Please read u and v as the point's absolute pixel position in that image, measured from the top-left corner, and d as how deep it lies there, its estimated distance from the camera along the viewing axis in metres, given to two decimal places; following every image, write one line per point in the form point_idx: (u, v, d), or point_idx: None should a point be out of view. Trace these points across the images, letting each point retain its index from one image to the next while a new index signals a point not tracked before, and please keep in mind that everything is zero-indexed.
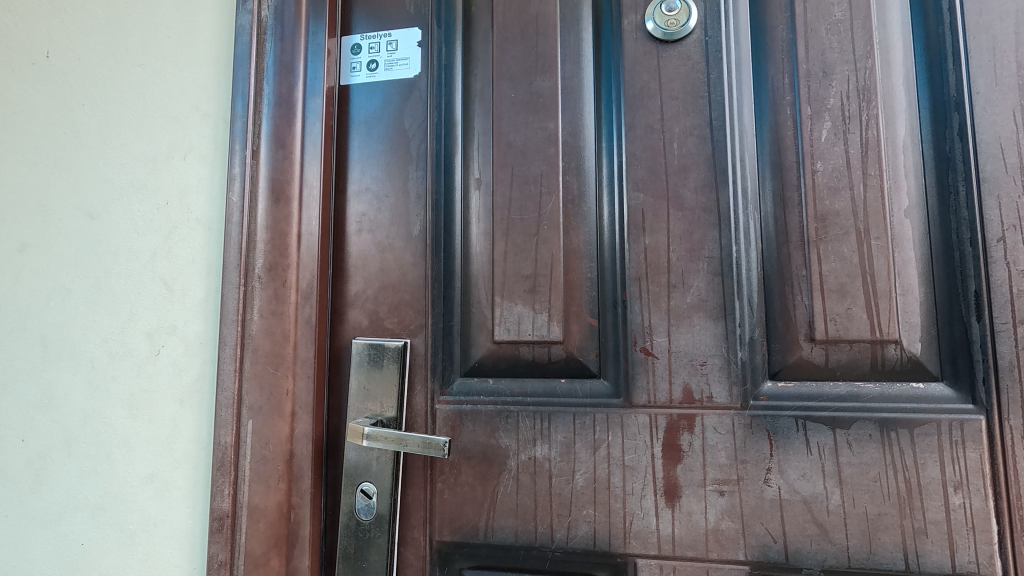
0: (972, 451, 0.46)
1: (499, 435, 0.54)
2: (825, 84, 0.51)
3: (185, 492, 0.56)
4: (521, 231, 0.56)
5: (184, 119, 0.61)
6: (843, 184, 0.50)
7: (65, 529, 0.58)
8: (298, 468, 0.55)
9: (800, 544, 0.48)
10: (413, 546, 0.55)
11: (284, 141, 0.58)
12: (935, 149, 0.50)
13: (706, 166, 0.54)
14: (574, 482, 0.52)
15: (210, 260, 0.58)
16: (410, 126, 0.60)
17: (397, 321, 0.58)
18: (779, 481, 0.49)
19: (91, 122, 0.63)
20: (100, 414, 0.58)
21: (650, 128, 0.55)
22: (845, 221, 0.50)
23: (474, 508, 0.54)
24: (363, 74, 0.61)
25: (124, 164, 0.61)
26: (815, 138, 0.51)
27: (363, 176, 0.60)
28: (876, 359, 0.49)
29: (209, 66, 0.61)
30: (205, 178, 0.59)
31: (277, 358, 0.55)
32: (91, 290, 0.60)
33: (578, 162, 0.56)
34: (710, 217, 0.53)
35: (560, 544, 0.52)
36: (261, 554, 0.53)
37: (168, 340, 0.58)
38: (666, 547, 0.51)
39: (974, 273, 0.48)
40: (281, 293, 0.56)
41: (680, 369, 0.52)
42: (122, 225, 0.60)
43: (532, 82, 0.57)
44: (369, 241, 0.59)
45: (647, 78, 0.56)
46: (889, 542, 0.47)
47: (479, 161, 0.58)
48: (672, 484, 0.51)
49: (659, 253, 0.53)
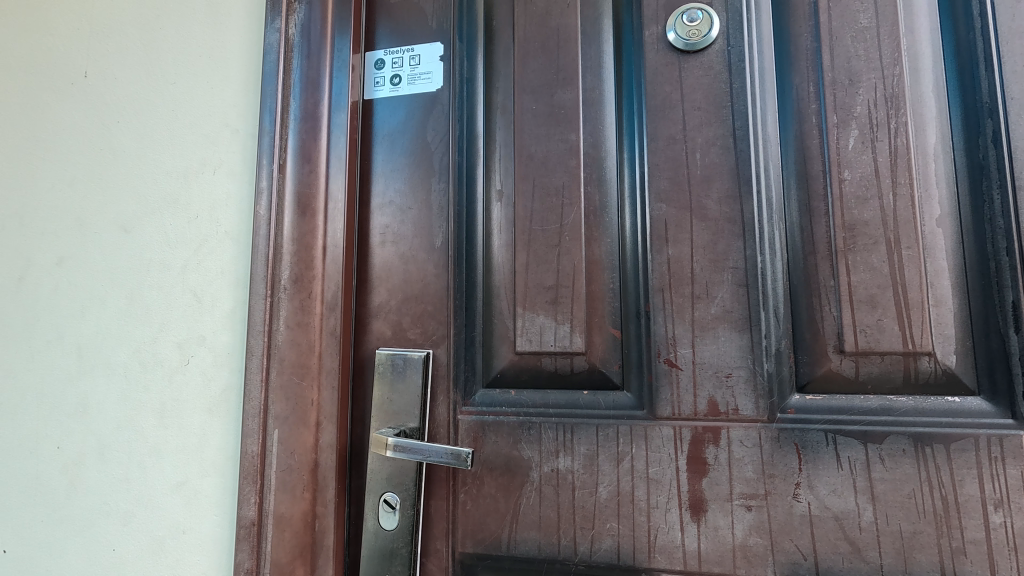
0: (1012, 468, 0.45)
1: (521, 447, 0.54)
2: (851, 92, 0.51)
3: (212, 499, 0.57)
4: (543, 242, 0.56)
5: (213, 135, 0.63)
6: (872, 194, 0.49)
7: (98, 535, 0.60)
8: (323, 479, 0.55)
9: (831, 562, 0.47)
10: (435, 557, 0.55)
11: (310, 156, 0.59)
12: (967, 157, 0.49)
13: (730, 176, 0.53)
14: (597, 495, 0.52)
15: (238, 272, 0.60)
16: (433, 139, 0.60)
17: (420, 332, 0.58)
18: (808, 496, 0.48)
19: (126, 139, 0.65)
20: (131, 422, 0.60)
21: (672, 139, 0.55)
22: (874, 231, 0.49)
23: (497, 520, 0.54)
24: (386, 89, 0.63)
25: (157, 179, 0.63)
26: (842, 146, 0.51)
27: (386, 189, 0.61)
28: (908, 372, 0.48)
29: (238, 84, 0.63)
30: (234, 192, 0.61)
31: (302, 368, 0.56)
32: (124, 302, 0.62)
33: (600, 173, 0.56)
34: (734, 226, 0.52)
35: (584, 557, 0.51)
36: (286, 563, 0.53)
37: (197, 350, 0.59)
38: (691, 562, 0.50)
39: (1011, 283, 0.46)
40: (306, 305, 0.57)
41: (705, 381, 0.51)
42: (154, 238, 0.62)
43: (553, 95, 0.58)
44: (393, 252, 0.60)
45: (668, 89, 0.56)
46: (925, 561, 0.45)
47: (501, 172, 0.58)
48: (697, 498, 0.50)
49: (683, 263, 0.53)
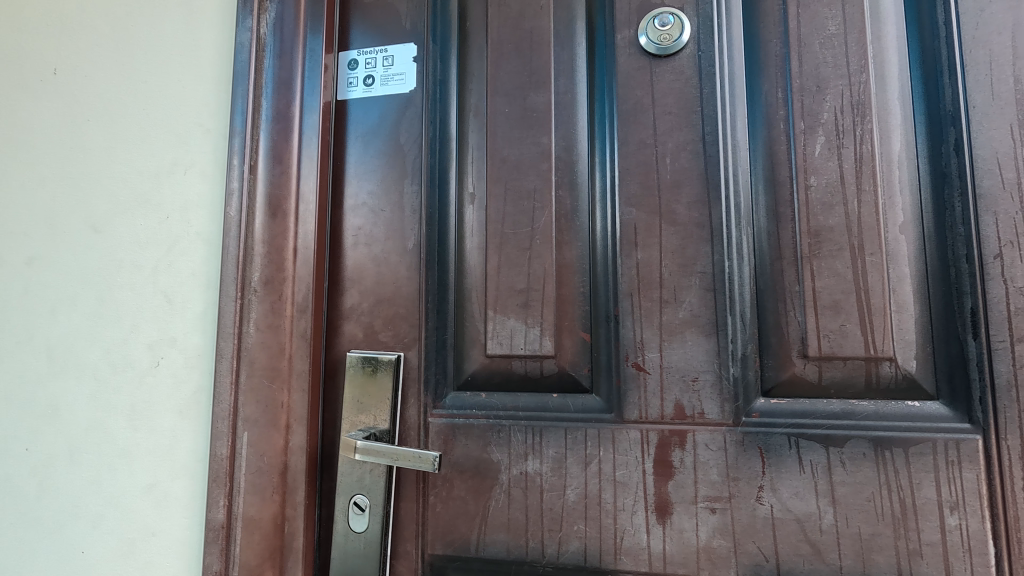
0: (968, 471, 0.46)
1: (491, 449, 0.54)
2: (819, 99, 0.51)
3: (182, 502, 0.57)
4: (515, 245, 0.56)
5: (185, 135, 0.62)
6: (838, 201, 0.50)
7: (67, 537, 0.59)
8: (293, 481, 0.55)
9: (793, 564, 0.48)
10: (405, 559, 0.55)
11: (281, 156, 0.59)
12: (930, 165, 0.50)
13: (700, 180, 0.54)
14: (565, 497, 0.52)
15: (209, 273, 0.59)
16: (406, 140, 0.60)
17: (391, 334, 0.58)
18: (771, 499, 0.49)
19: (97, 138, 0.64)
20: (102, 424, 0.59)
21: (643, 143, 0.55)
22: (839, 237, 0.50)
23: (466, 523, 0.54)
24: (360, 89, 0.62)
25: (128, 179, 0.63)
26: (809, 153, 0.51)
27: (359, 190, 0.61)
28: (870, 376, 0.48)
29: (210, 83, 0.62)
30: (206, 193, 0.61)
31: (273, 371, 0.56)
32: (94, 303, 0.61)
33: (572, 176, 0.57)
34: (703, 231, 0.53)
35: (551, 559, 0.52)
36: (255, 565, 0.54)
37: (168, 352, 0.59)
38: (657, 564, 0.50)
39: (970, 290, 0.47)
40: (277, 307, 0.57)
41: (672, 385, 0.52)
42: (125, 238, 0.62)
43: (526, 98, 0.58)
44: (365, 254, 0.60)
45: (640, 93, 0.56)
46: (883, 563, 0.46)
47: (474, 175, 0.58)
48: (663, 500, 0.51)
49: (652, 268, 0.53)
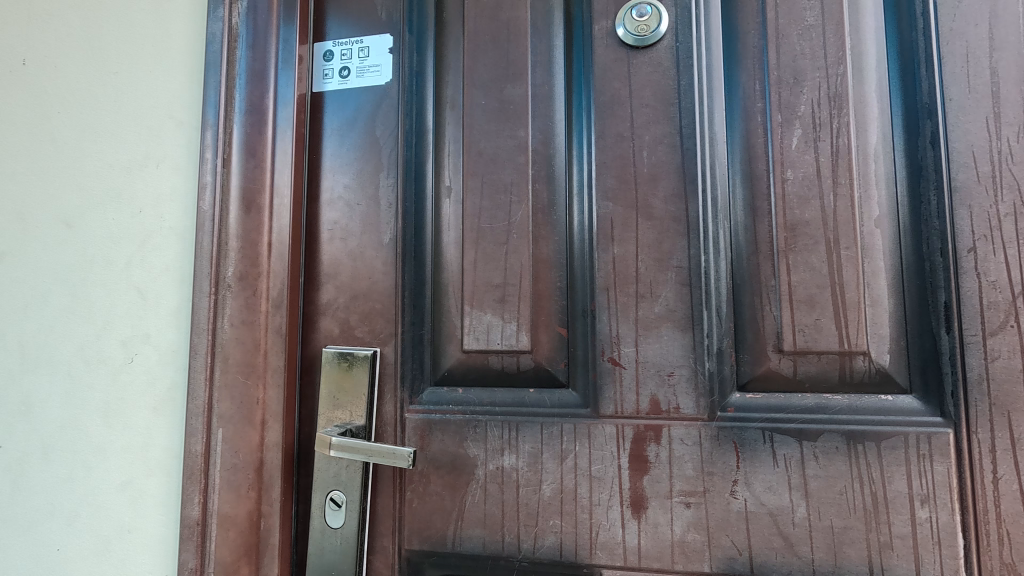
0: (939, 465, 0.46)
1: (467, 445, 0.54)
2: (796, 91, 0.51)
3: (157, 499, 0.56)
4: (491, 239, 0.55)
5: (158, 127, 0.61)
6: (813, 194, 0.50)
7: (41, 535, 0.59)
8: (268, 478, 0.55)
9: (765, 557, 0.48)
10: (382, 554, 0.55)
11: (255, 150, 0.58)
12: (907, 158, 0.49)
13: (676, 174, 0.53)
14: (541, 492, 0.52)
15: (182, 268, 0.59)
16: (382, 133, 0.59)
17: (368, 330, 0.58)
18: (745, 493, 0.49)
19: (68, 130, 0.63)
20: (76, 421, 0.59)
21: (620, 136, 0.55)
22: (815, 231, 0.49)
23: (443, 518, 0.54)
24: (335, 81, 0.61)
25: (99, 172, 0.62)
26: (786, 145, 0.51)
27: (335, 184, 0.60)
28: (844, 370, 0.48)
29: (183, 74, 0.61)
30: (179, 187, 0.60)
31: (248, 367, 0.56)
32: (67, 299, 0.61)
33: (549, 169, 0.56)
34: (679, 226, 0.53)
35: (527, 554, 0.52)
36: (231, 562, 0.54)
37: (142, 348, 0.58)
38: (631, 558, 0.50)
39: (944, 284, 0.47)
40: (252, 303, 0.56)
41: (647, 380, 0.52)
42: (98, 233, 0.61)
43: (503, 90, 0.57)
44: (341, 248, 0.59)
45: (617, 85, 0.55)
46: (854, 556, 0.47)
47: (450, 169, 0.58)
48: (639, 495, 0.51)
49: (628, 262, 0.53)
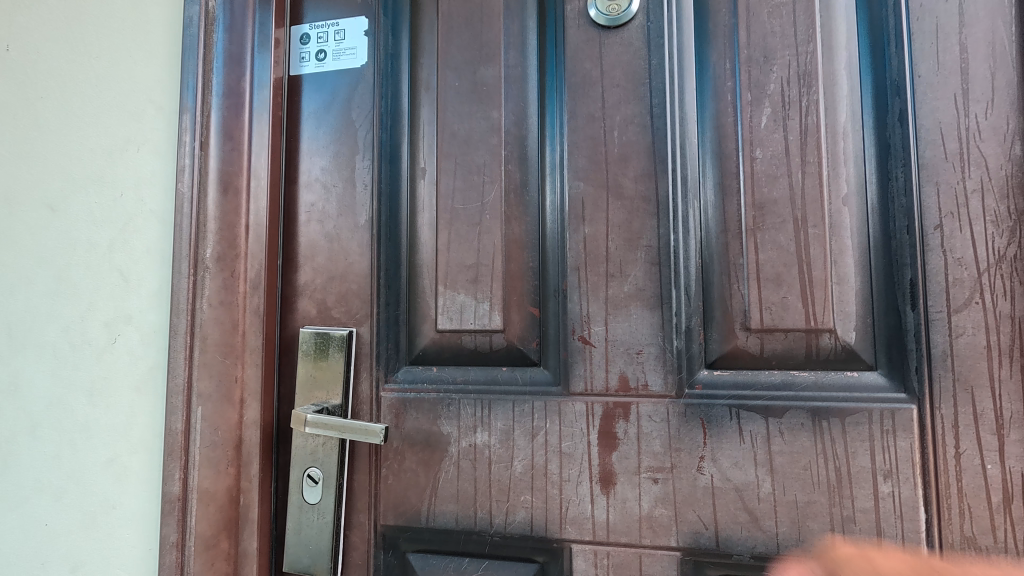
0: (902, 440, 0.46)
1: (441, 422, 0.55)
2: (765, 70, 0.51)
3: (140, 475, 0.58)
4: (464, 220, 0.56)
5: (138, 112, 0.62)
6: (782, 172, 0.50)
7: (32, 511, 0.60)
8: (247, 454, 0.57)
9: (730, 531, 0.49)
10: (358, 529, 0.56)
11: (232, 133, 0.58)
12: (876, 135, 0.49)
13: (647, 154, 0.53)
14: (513, 469, 0.53)
15: (162, 250, 0.60)
16: (357, 115, 0.60)
17: (344, 311, 0.58)
18: (711, 469, 0.49)
19: (53, 116, 0.64)
20: (62, 401, 0.60)
21: (591, 117, 0.55)
22: (782, 209, 0.50)
23: (417, 494, 0.55)
24: (312, 64, 0.62)
25: (82, 157, 0.62)
26: (755, 125, 0.51)
27: (312, 166, 0.61)
28: (810, 348, 0.49)
29: (161, 59, 0.62)
30: (158, 171, 0.60)
31: (226, 346, 0.57)
32: (53, 282, 0.62)
33: (521, 151, 0.56)
34: (649, 206, 0.53)
35: (499, 529, 0.53)
36: (211, 535, 0.55)
37: (124, 329, 0.59)
38: (600, 533, 0.51)
39: (911, 261, 0.48)
40: (229, 283, 0.57)
41: (617, 358, 0.52)
42: (82, 217, 0.62)
43: (476, 72, 0.57)
44: (318, 231, 0.60)
45: (589, 66, 0.55)
46: (817, 530, 0.47)
47: (425, 151, 0.58)
48: (608, 471, 0.51)
49: (598, 242, 0.53)
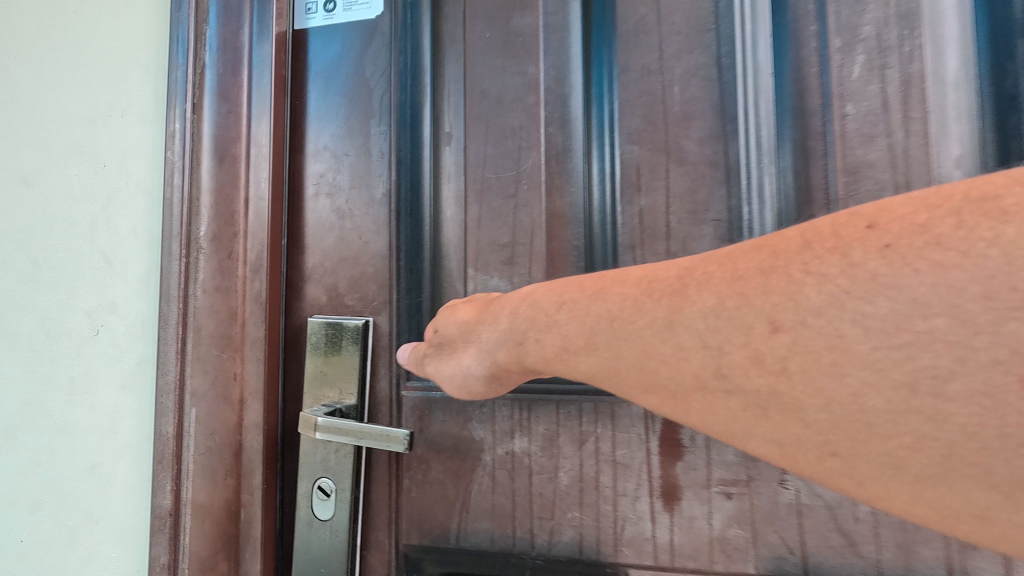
0: None
1: (472, 426, 0.47)
2: (858, 9, 0.43)
3: (127, 485, 0.51)
4: (498, 191, 0.49)
5: (121, 72, 0.54)
6: (879, 130, 0.42)
7: (5, 524, 0.53)
8: (248, 463, 0.49)
9: (821, 557, 0.41)
10: (377, 549, 0.49)
11: (230, 94, 0.51)
12: (993, 85, 0.41)
13: (713, 113, 0.45)
14: (558, 481, 0.46)
15: (151, 230, 0.52)
16: (372, 75, 0.52)
17: (359, 298, 0.51)
18: (797, 483, 0.42)
19: (26, 78, 0.56)
20: (38, 401, 0.53)
21: (647, 70, 0.47)
22: (881, 174, 0.42)
23: (445, 509, 0.48)
24: (319, 17, 0.54)
25: (59, 125, 0.55)
26: (845, 76, 0.43)
27: (321, 134, 0.53)
28: None
29: (146, 12, 0.54)
30: (145, 139, 0.53)
31: (224, 339, 0.49)
32: (28, 266, 0.54)
33: (563, 111, 0.48)
34: (717, 172, 0.45)
35: (542, 551, 0.45)
36: (208, 556, 0.48)
37: (108, 319, 0.52)
38: (663, 557, 0.44)
39: None
40: (227, 266, 0.50)
41: None
42: (59, 192, 0.54)
43: (510, 20, 0.50)
44: (328, 207, 0.52)
45: (643, 10, 0.47)
46: (929, 557, 0.39)
47: (450, 113, 0.51)
48: (671, 484, 0.44)
49: (657, 215, 0.46)
